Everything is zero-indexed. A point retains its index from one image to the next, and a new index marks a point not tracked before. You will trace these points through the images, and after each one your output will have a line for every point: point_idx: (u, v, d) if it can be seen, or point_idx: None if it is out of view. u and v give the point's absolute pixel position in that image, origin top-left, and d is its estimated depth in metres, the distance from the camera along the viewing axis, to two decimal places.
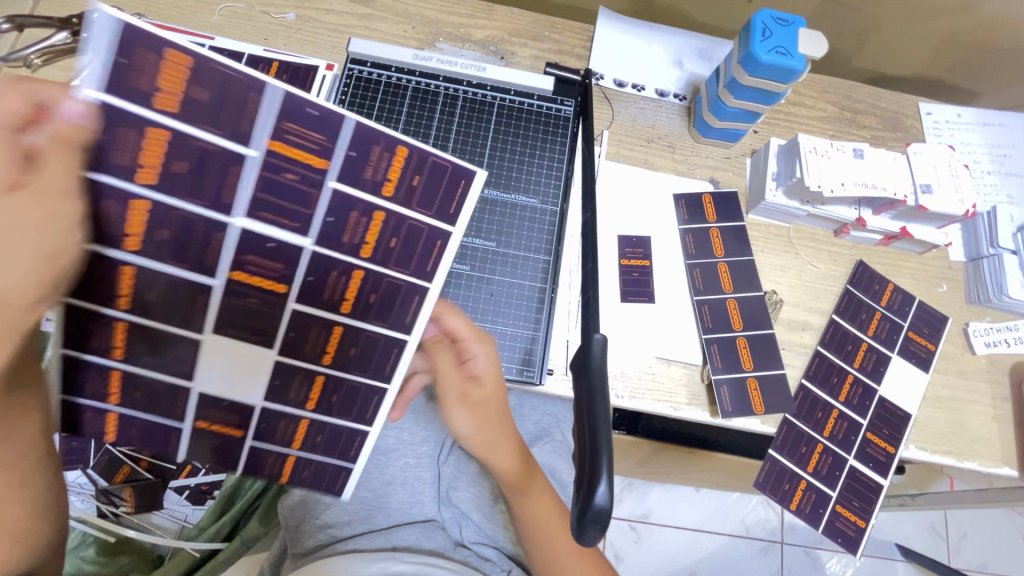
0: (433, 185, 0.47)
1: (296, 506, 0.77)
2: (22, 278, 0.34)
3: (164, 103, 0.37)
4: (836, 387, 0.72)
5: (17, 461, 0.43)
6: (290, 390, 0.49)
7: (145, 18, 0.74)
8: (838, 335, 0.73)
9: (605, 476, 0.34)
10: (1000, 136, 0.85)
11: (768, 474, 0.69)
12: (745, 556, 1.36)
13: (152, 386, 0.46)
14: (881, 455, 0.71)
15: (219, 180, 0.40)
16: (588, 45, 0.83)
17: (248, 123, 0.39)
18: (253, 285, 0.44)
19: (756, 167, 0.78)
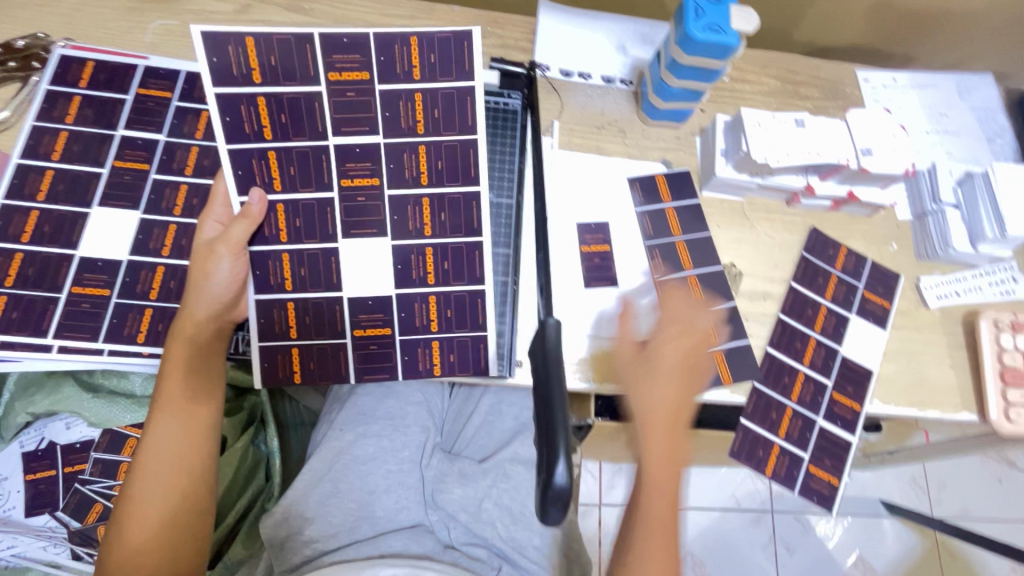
0: (453, 163, 0.64)
1: (277, 526, 0.76)
2: (223, 293, 0.62)
3: (255, 78, 0.58)
4: (800, 351, 0.74)
5: (186, 454, 0.59)
6: (416, 317, 0.67)
7: (73, 41, 0.72)
8: (797, 301, 0.75)
9: (562, 457, 0.34)
10: (935, 97, 0.88)
11: (742, 443, 0.71)
12: (739, 528, 1.39)
13: (317, 304, 0.66)
14: (848, 413, 0.72)
15: (317, 167, 0.63)
16: (531, 38, 0.83)
17: (320, 123, 0.61)
18: (359, 185, 0.64)
19: (705, 145, 0.80)
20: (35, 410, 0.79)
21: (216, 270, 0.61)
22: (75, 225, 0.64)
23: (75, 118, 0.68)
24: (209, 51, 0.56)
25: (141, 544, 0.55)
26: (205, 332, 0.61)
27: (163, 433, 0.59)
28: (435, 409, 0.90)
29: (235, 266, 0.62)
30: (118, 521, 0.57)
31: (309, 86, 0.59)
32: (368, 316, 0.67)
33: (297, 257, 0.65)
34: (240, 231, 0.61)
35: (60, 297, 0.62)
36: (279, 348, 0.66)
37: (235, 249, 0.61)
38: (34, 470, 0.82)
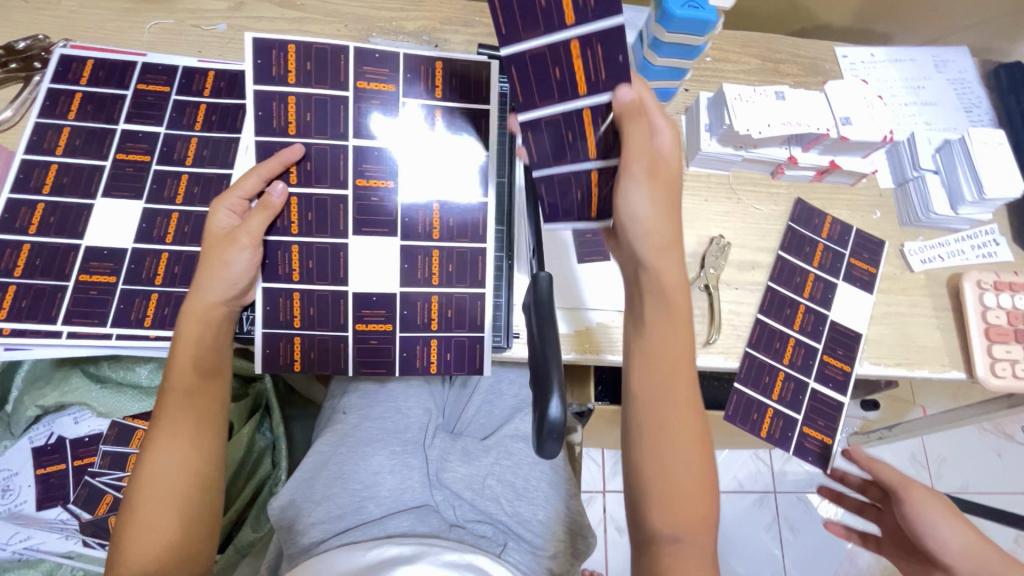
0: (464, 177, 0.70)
1: (285, 509, 0.78)
2: (239, 277, 0.62)
3: (290, 80, 0.66)
4: (790, 317, 0.76)
5: (197, 430, 0.60)
6: (418, 316, 0.69)
7: (72, 41, 0.74)
8: (786, 269, 0.77)
9: (554, 395, 0.46)
10: (912, 70, 0.91)
11: (737, 407, 0.73)
12: (742, 510, 1.40)
13: (321, 297, 0.68)
14: (838, 374, 0.74)
15: (333, 165, 0.67)
16: None
17: (342, 126, 0.68)
18: (371, 187, 0.68)
19: (691, 121, 0.82)
20: (44, 404, 0.81)
21: (234, 259, 0.62)
22: (80, 216, 0.66)
23: (76, 114, 0.70)
24: (255, 58, 0.65)
25: (156, 518, 0.56)
26: (215, 315, 0.62)
27: (175, 408, 0.59)
28: (437, 392, 0.92)
29: (252, 257, 0.63)
30: (132, 490, 0.58)
31: (337, 90, 0.67)
32: (370, 313, 0.68)
33: (305, 249, 0.67)
34: (258, 223, 0.63)
35: (67, 285, 0.64)
36: (282, 336, 0.67)
37: (255, 240, 0.63)
38: (45, 464, 0.83)
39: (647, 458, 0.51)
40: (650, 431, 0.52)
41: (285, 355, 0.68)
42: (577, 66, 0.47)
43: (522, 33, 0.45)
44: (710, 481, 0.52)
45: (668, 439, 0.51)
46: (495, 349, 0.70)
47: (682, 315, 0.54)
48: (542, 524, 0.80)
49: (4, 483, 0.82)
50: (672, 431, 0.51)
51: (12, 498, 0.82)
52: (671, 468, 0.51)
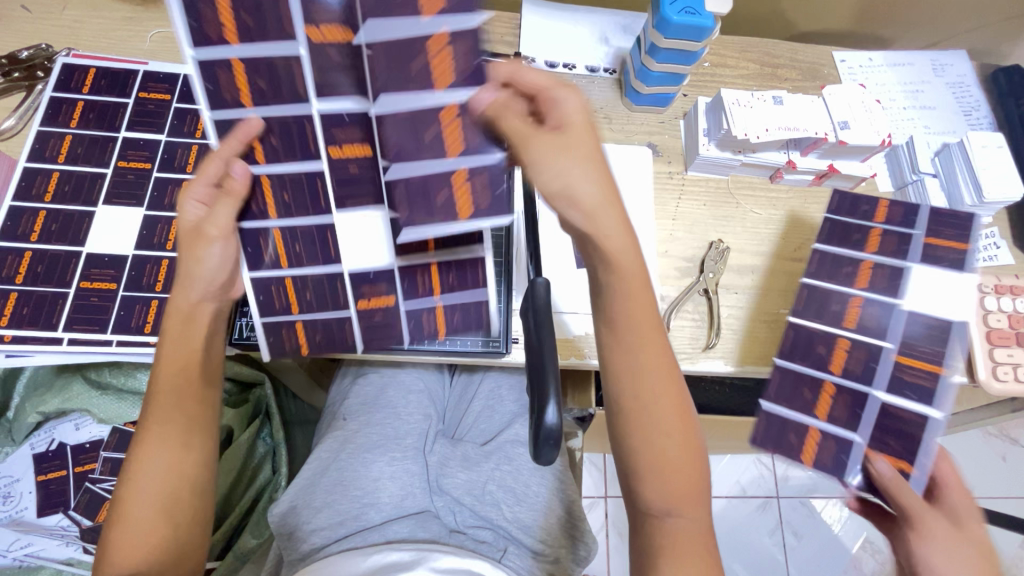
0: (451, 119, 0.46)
1: (286, 515, 0.78)
2: (218, 272, 0.57)
3: (230, 39, 0.40)
4: (839, 315, 0.69)
5: (185, 430, 0.59)
6: (424, 325, 0.64)
7: (75, 51, 0.75)
8: (829, 264, 0.71)
9: (551, 403, 0.46)
10: (910, 74, 0.91)
11: (768, 429, 0.67)
12: (744, 515, 1.39)
13: (313, 281, 0.58)
14: (922, 380, 0.65)
15: (301, 135, 0.47)
16: (516, 32, 0.86)
17: (301, 87, 0.43)
18: (348, 153, 0.48)
19: (689, 126, 0.82)
20: (45, 410, 0.82)
21: (206, 255, 0.55)
22: (82, 223, 0.67)
23: (78, 122, 0.70)
24: (174, 14, 0.39)
25: (142, 523, 0.56)
26: (204, 308, 0.59)
27: (162, 409, 0.58)
28: (436, 398, 0.93)
29: (223, 250, 0.55)
30: (122, 492, 0.58)
31: (284, 44, 0.40)
32: (370, 287, 0.59)
33: (286, 233, 0.55)
34: (223, 213, 0.52)
35: (68, 292, 0.65)
36: (282, 323, 0.61)
37: (222, 233, 0.53)
38: (45, 471, 0.83)
39: (633, 439, 0.51)
40: (632, 410, 0.51)
41: (290, 339, 0.62)
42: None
43: (416, 156, 0.46)
44: (693, 448, 0.52)
45: (649, 421, 0.51)
46: (493, 354, 0.70)
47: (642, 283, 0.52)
48: (541, 528, 0.80)
49: (5, 489, 0.82)
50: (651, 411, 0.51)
51: (13, 504, 0.82)
52: (654, 445, 0.51)
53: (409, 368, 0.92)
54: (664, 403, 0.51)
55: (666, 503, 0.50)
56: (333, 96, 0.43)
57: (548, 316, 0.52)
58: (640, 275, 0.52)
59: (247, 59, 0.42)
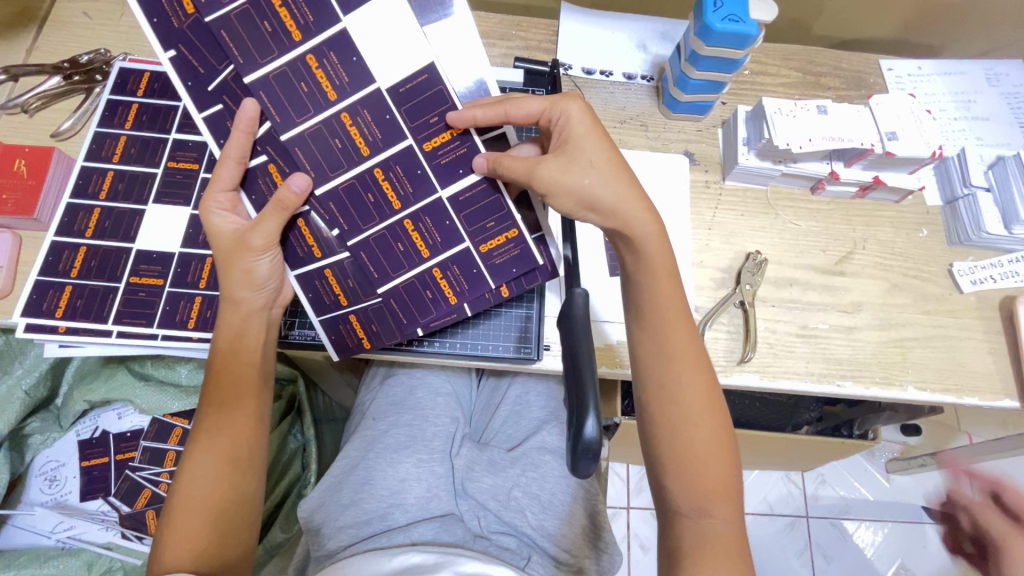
0: (364, 188, 0.61)
1: (315, 512, 0.80)
2: (272, 269, 0.62)
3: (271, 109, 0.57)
4: (401, 238, 0.63)
5: (238, 437, 0.61)
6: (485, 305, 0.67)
7: (131, 55, 0.78)
8: (349, 197, 0.61)
9: (589, 418, 0.46)
10: (962, 84, 0.88)
11: (403, 295, 0.66)
12: (772, 534, 1.35)
13: (347, 265, 0.65)
14: (476, 265, 0.65)
15: (325, 201, 0.61)
16: (554, 39, 0.86)
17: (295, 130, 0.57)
18: (341, 196, 0.61)
19: (727, 136, 0.81)
20: (92, 398, 0.84)
21: (256, 265, 0.60)
22: (133, 221, 0.70)
23: (132, 124, 0.73)
24: (181, 77, 0.57)
25: (192, 529, 0.58)
26: (254, 323, 0.63)
27: (214, 417, 0.61)
28: (464, 401, 0.94)
29: (272, 257, 0.61)
30: (169, 512, 0.59)
31: (284, 111, 0.56)
32: (424, 285, 0.66)
33: (313, 220, 0.62)
34: (273, 223, 0.58)
35: (118, 287, 0.67)
36: (338, 319, 0.67)
37: (270, 242, 0.60)
38: (89, 457, 0.87)
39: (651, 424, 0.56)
40: (655, 396, 0.56)
41: (352, 336, 0.68)
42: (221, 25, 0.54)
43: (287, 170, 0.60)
44: (725, 439, 0.55)
45: (695, 456, 0.54)
46: (525, 360, 0.70)
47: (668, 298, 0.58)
48: (566, 537, 0.79)
49: (51, 473, 0.86)
50: (700, 446, 0.54)
51: (58, 488, 0.86)
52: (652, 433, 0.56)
53: (437, 371, 0.93)
54: (697, 407, 0.55)
55: (695, 503, 0.54)
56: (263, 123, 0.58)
57: (586, 327, 0.52)
58: (667, 267, 0.58)
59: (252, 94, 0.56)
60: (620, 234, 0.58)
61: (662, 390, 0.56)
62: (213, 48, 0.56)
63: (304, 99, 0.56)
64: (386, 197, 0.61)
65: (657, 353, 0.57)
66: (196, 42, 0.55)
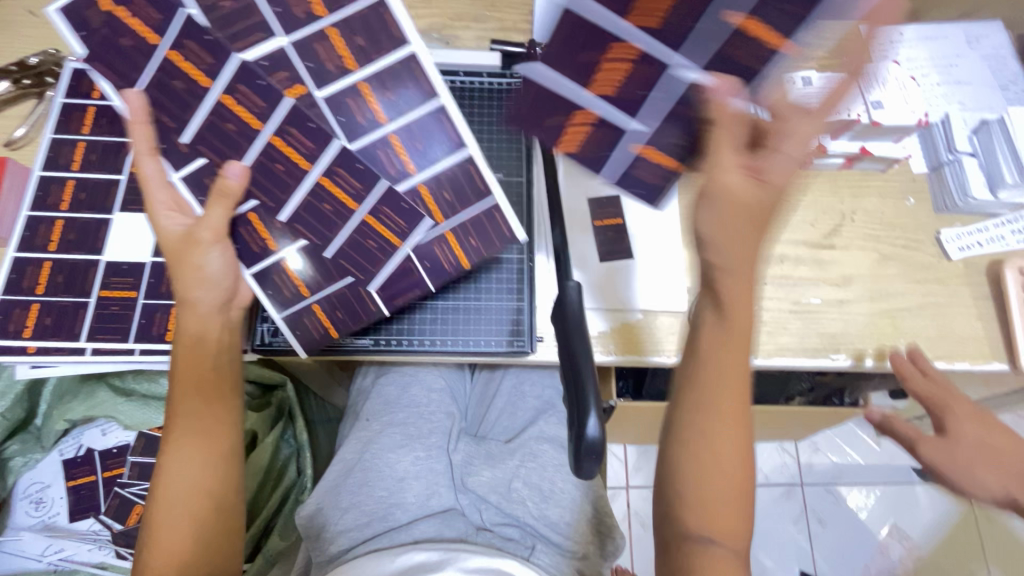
0: (294, 172, 0.57)
1: (313, 518, 0.79)
2: (224, 268, 0.60)
3: (206, 85, 0.51)
4: (334, 212, 0.59)
5: (215, 442, 0.60)
6: (443, 261, 0.66)
7: None
8: (288, 180, 0.57)
9: (591, 417, 0.45)
10: (944, 48, 0.87)
11: (354, 269, 0.63)
12: (769, 503, 1.37)
13: (309, 251, 0.63)
14: (439, 247, 0.64)
15: (266, 186, 0.58)
16: (530, 18, 0.83)
17: (227, 126, 0.54)
18: (286, 160, 0.56)
19: None
20: (72, 417, 0.82)
21: (206, 261, 0.59)
22: (99, 231, 0.67)
23: (90, 128, 0.69)
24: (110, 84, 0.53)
25: (175, 541, 0.57)
26: (212, 323, 0.60)
27: (182, 426, 0.59)
28: (458, 395, 0.93)
29: (224, 252, 0.59)
30: (151, 525, 0.58)
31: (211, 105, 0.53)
32: (375, 259, 0.63)
33: (261, 212, 0.60)
34: (218, 215, 0.57)
35: (89, 301, 0.64)
36: (303, 311, 0.65)
37: (219, 237, 0.58)
38: (75, 476, 0.84)
39: (681, 457, 0.53)
40: (692, 429, 0.53)
41: (316, 325, 0.66)
42: (133, 24, 0.49)
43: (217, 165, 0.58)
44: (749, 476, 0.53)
45: (715, 490, 0.52)
46: (518, 353, 0.69)
47: (737, 334, 0.54)
48: (570, 525, 0.79)
49: (37, 495, 0.83)
50: (716, 502, 0.52)
51: (45, 509, 0.83)
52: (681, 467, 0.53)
53: (429, 366, 0.91)
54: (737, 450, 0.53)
55: (707, 531, 0.52)
56: (194, 115, 0.53)
57: (578, 322, 0.51)
58: (741, 304, 0.54)
59: (173, 94, 0.52)
60: (709, 291, 0.55)
61: (702, 425, 0.53)
62: (124, 56, 0.51)
63: (229, 85, 0.52)
64: (341, 202, 0.59)
65: (704, 388, 0.54)
66: (109, 52, 0.50)
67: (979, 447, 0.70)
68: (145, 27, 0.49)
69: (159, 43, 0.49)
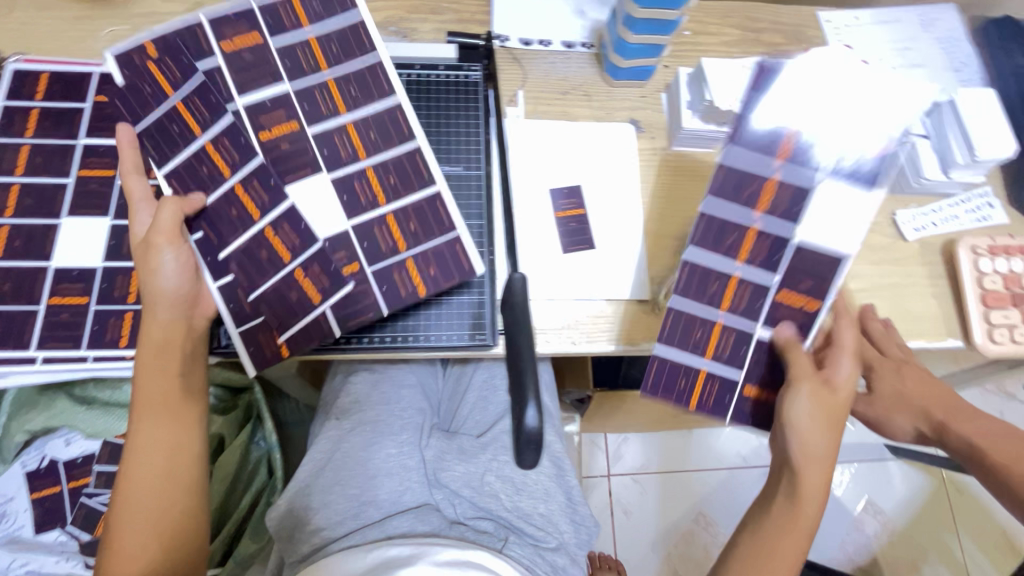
0: (238, 207, 0.62)
1: (284, 519, 0.77)
2: (179, 274, 0.59)
3: (195, 131, 0.61)
4: (269, 253, 0.62)
5: (175, 452, 0.60)
6: (400, 288, 0.65)
7: (26, 55, 0.72)
8: (228, 223, 0.61)
9: (529, 408, 0.45)
10: (898, 32, 0.88)
11: (284, 301, 0.63)
12: (749, 485, 1.39)
13: (252, 273, 0.62)
14: (398, 274, 0.65)
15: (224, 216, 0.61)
16: (487, 11, 0.83)
17: (201, 161, 0.61)
18: (240, 202, 0.61)
19: (672, 100, 0.80)
20: (33, 428, 0.80)
21: (161, 265, 0.59)
22: (47, 236, 0.65)
23: (34, 130, 0.68)
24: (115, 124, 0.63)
25: (134, 550, 0.56)
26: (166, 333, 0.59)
27: (141, 436, 0.59)
28: (429, 391, 0.93)
29: (179, 257, 0.59)
30: (110, 536, 0.57)
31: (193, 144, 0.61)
32: (326, 282, 0.63)
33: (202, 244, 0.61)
34: (169, 215, 0.58)
35: (39, 309, 0.63)
36: (255, 330, 0.63)
37: (174, 240, 0.59)
38: (38, 488, 0.82)
39: None
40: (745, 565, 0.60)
41: (269, 348, 0.63)
42: (157, 76, 0.60)
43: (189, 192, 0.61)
44: None
45: None
46: (481, 348, 0.69)
47: (806, 516, 0.61)
48: (544, 516, 0.79)
49: None
50: None
51: (8, 524, 0.81)
52: None
53: (399, 365, 0.92)
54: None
55: None
56: (179, 152, 0.61)
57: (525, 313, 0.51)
58: (802, 523, 0.60)
59: (162, 135, 0.61)
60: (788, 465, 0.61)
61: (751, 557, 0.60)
62: (141, 98, 0.60)
63: (208, 120, 0.61)
64: (277, 252, 0.62)
65: (762, 539, 0.61)
66: (127, 94, 0.60)
67: (903, 397, 0.72)
68: (164, 78, 0.60)
69: (171, 95, 0.60)
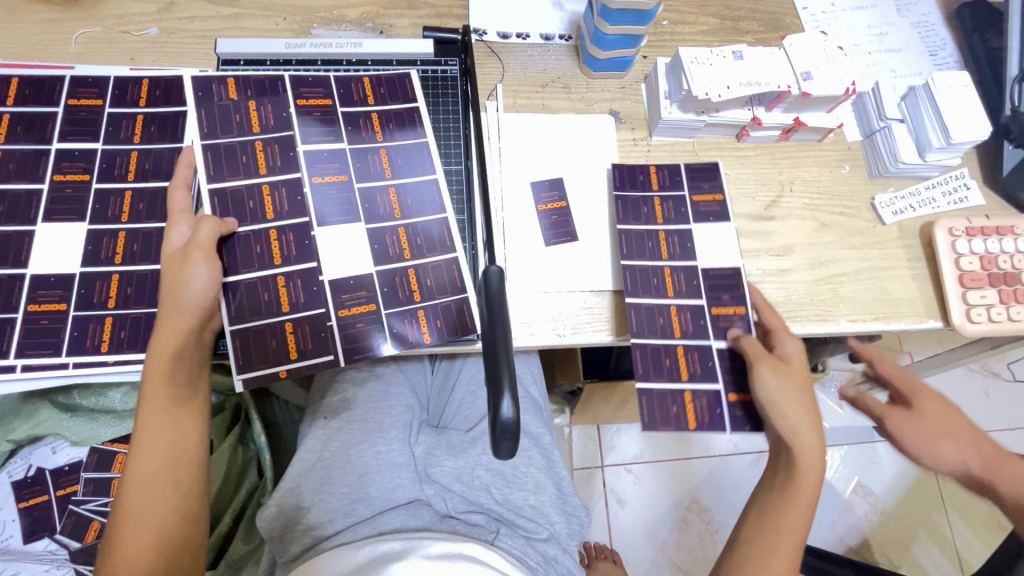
0: (270, 246, 0.65)
1: (274, 519, 0.77)
2: (209, 284, 0.60)
3: (262, 172, 0.67)
4: (283, 299, 0.65)
5: (178, 455, 0.59)
6: (407, 334, 0.66)
7: None
8: (246, 254, 0.64)
9: (507, 399, 0.45)
10: (874, 18, 0.89)
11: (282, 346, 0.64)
12: (741, 470, 1.40)
13: (262, 305, 0.64)
14: (410, 317, 0.66)
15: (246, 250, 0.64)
16: (464, 5, 0.83)
17: (250, 199, 0.66)
18: (264, 241, 0.65)
19: (650, 91, 0.80)
20: (14, 438, 0.79)
21: (193, 276, 0.60)
22: (22, 243, 0.64)
23: (6, 136, 0.67)
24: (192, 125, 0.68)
25: (134, 556, 0.55)
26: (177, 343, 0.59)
27: (145, 441, 0.58)
28: (418, 389, 0.93)
29: (213, 270, 0.60)
30: (110, 541, 0.56)
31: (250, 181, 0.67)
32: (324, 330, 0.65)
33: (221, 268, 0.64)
34: (207, 228, 0.61)
35: (17, 316, 0.62)
36: (255, 359, 0.63)
37: (210, 249, 0.60)
38: (26, 497, 0.82)
39: None
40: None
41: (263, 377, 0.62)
42: (252, 114, 0.69)
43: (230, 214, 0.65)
44: None
45: None
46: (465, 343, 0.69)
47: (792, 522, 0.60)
48: (534, 507, 0.80)
49: None
50: None
51: None
52: None
53: (387, 363, 0.91)
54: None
55: None
56: (236, 178, 0.66)
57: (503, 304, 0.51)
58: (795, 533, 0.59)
59: (231, 163, 0.67)
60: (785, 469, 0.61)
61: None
62: (226, 123, 0.68)
63: (273, 166, 0.68)
64: (280, 300, 0.64)
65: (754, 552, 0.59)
66: (214, 114, 0.68)
67: (943, 425, 0.70)
68: (258, 121, 0.69)
69: (256, 134, 0.68)
